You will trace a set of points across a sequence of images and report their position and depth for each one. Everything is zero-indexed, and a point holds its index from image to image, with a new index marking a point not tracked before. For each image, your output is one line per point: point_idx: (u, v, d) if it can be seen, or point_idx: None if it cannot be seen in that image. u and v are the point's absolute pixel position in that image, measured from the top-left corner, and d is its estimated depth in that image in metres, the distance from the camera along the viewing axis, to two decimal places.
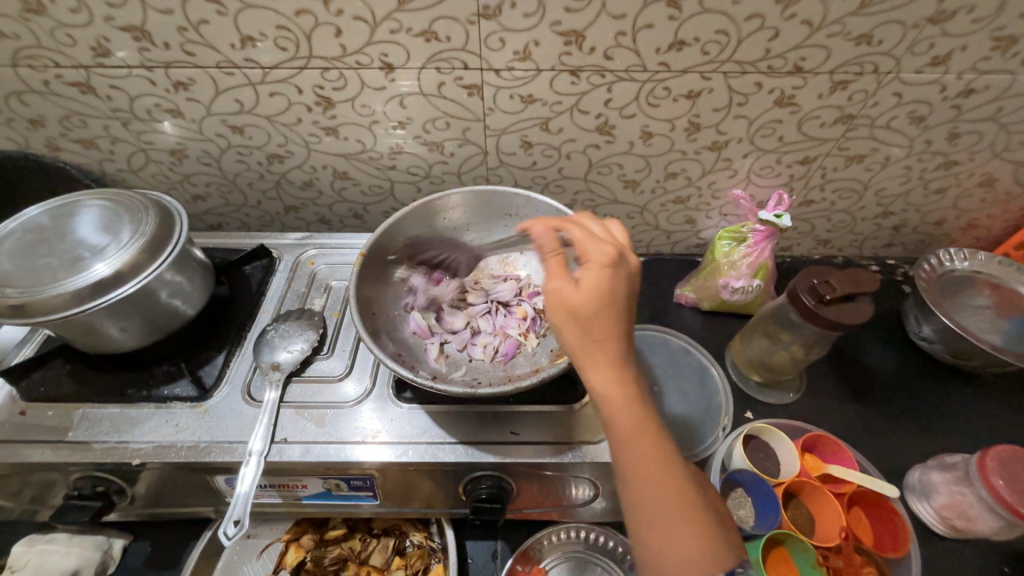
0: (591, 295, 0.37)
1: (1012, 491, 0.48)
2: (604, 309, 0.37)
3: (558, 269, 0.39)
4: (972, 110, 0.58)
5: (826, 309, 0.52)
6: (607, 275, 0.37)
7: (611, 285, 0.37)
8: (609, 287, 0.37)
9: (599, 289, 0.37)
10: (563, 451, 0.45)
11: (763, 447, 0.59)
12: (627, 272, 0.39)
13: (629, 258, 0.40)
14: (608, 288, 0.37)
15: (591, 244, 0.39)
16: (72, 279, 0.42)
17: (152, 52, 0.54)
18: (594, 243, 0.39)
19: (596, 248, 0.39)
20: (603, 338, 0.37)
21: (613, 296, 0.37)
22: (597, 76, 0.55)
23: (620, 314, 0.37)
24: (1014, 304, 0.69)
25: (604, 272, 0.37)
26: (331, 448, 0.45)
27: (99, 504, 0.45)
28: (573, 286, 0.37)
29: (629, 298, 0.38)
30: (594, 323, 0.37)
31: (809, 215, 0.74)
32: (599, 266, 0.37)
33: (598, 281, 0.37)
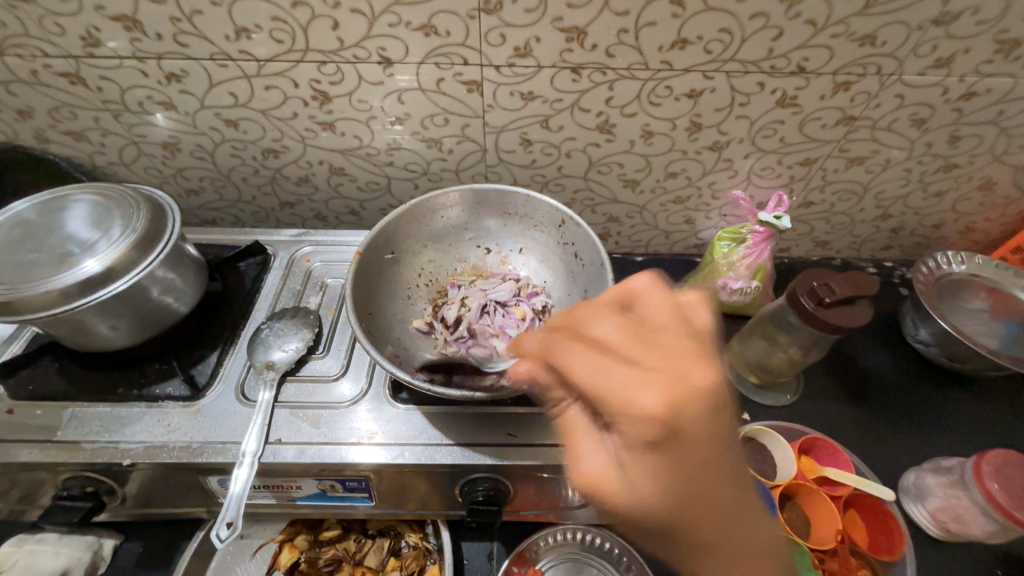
0: (652, 414, 0.32)
1: (1008, 496, 0.48)
2: (672, 425, 0.32)
3: (593, 411, 0.35)
4: (973, 113, 0.58)
5: (825, 312, 0.52)
6: (659, 431, 0.32)
7: (660, 435, 0.32)
8: (665, 438, 0.32)
9: (657, 406, 0.32)
10: (561, 454, 0.45)
11: (760, 449, 0.58)
12: (686, 397, 0.33)
13: (681, 371, 0.33)
14: (658, 440, 0.32)
15: (624, 388, 0.32)
16: (60, 276, 0.41)
17: (144, 43, 0.53)
18: (631, 388, 0.32)
19: (637, 398, 0.32)
20: (675, 477, 0.33)
21: (678, 442, 0.32)
22: (599, 73, 0.55)
23: (691, 450, 0.33)
24: (1010, 308, 0.69)
25: (654, 425, 0.32)
26: (326, 449, 0.44)
27: (90, 504, 0.44)
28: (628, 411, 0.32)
29: (695, 400, 0.33)
30: (662, 473, 0.33)
31: (808, 216, 0.74)
32: (649, 423, 0.32)
33: (644, 436, 0.32)
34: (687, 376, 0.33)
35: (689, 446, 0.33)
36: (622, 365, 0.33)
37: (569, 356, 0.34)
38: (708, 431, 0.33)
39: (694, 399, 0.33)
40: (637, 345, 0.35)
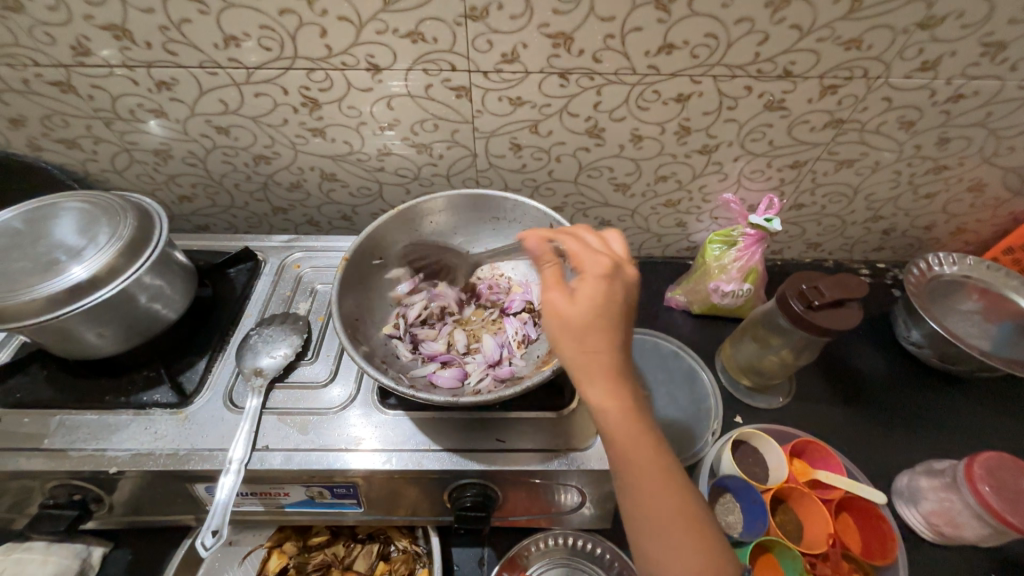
0: (586, 303, 0.36)
1: (999, 499, 0.47)
2: (601, 311, 0.35)
3: (554, 279, 0.38)
4: (961, 116, 0.58)
5: (815, 315, 0.52)
6: (601, 283, 0.36)
7: (601, 293, 0.36)
8: (601, 291, 0.36)
9: (594, 297, 0.36)
10: (549, 458, 0.45)
11: (752, 453, 0.58)
12: (619, 283, 0.37)
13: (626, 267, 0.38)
14: (600, 295, 0.36)
15: (584, 254, 0.38)
16: (44, 285, 0.41)
17: (134, 51, 0.53)
18: (593, 260, 0.38)
19: (590, 259, 0.38)
20: (597, 338, 0.35)
21: (609, 306, 0.36)
22: (586, 79, 0.55)
23: (616, 320, 0.35)
24: (1002, 309, 0.69)
25: (595, 280, 0.36)
26: (314, 455, 0.44)
27: (75, 513, 0.44)
28: (567, 296, 0.37)
29: (629, 306, 0.37)
30: (585, 328, 0.35)
31: (800, 219, 0.74)
32: (594, 275, 0.37)
33: (593, 291, 0.36)
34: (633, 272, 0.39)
35: (616, 312, 0.36)
36: (591, 250, 0.39)
37: (564, 239, 0.40)
38: (625, 313, 0.36)
39: (630, 285, 0.37)
40: (605, 249, 0.41)
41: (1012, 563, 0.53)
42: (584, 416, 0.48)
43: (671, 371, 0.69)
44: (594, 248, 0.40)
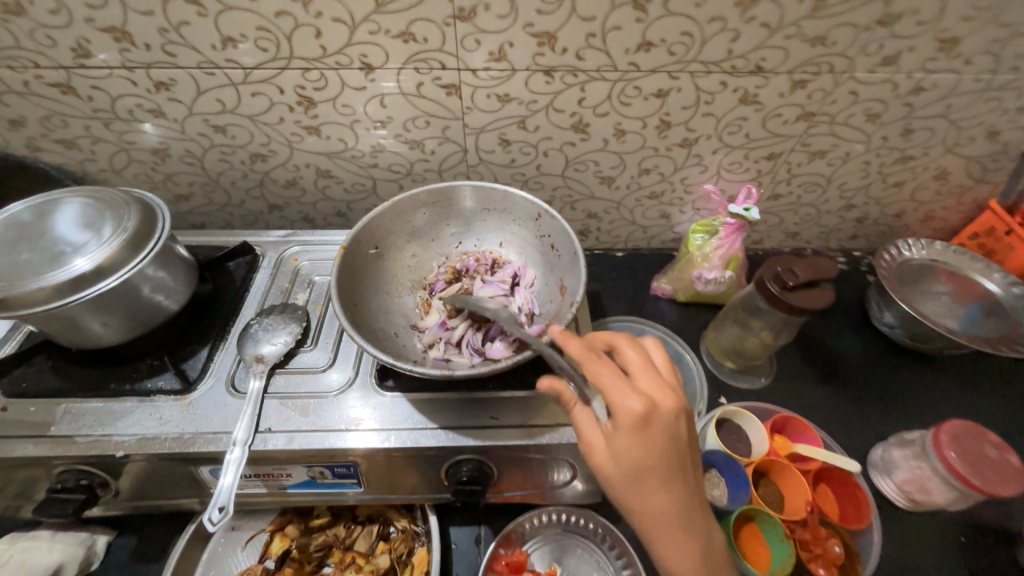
0: (622, 458, 0.35)
1: (963, 463, 0.50)
2: (640, 468, 0.34)
3: (588, 422, 0.38)
4: (923, 107, 0.62)
5: (789, 295, 0.55)
6: (636, 441, 0.34)
7: (642, 451, 0.34)
8: (639, 451, 0.34)
9: (629, 453, 0.35)
10: (540, 434, 0.47)
11: (736, 429, 0.61)
12: (661, 435, 0.34)
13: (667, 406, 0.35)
14: (639, 455, 0.34)
15: (618, 399, 0.35)
16: (48, 276, 0.43)
17: (133, 53, 0.55)
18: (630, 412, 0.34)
19: (621, 406, 0.35)
20: (644, 497, 0.35)
21: (649, 462, 0.34)
22: (570, 75, 0.58)
23: (662, 478, 0.35)
24: (969, 291, 0.72)
25: (630, 440, 0.34)
26: (315, 435, 0.46)
27: (82, 497, 0.45)
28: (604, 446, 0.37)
29: (675, 451, 0.35)
30: (628, 487, 0.35)
31: (777, 208, 0.77)
32: (632, 432, 0.34)
33: (626, 445, 0.35)
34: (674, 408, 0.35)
35: (661, 468, 0.34)
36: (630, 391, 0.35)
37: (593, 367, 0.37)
38: (674, 460, 0.35)
39: (667, 433, 0.35)
40: (644, 373, 0.37)
41: (979, 527, 0.57)
42: None
43: None
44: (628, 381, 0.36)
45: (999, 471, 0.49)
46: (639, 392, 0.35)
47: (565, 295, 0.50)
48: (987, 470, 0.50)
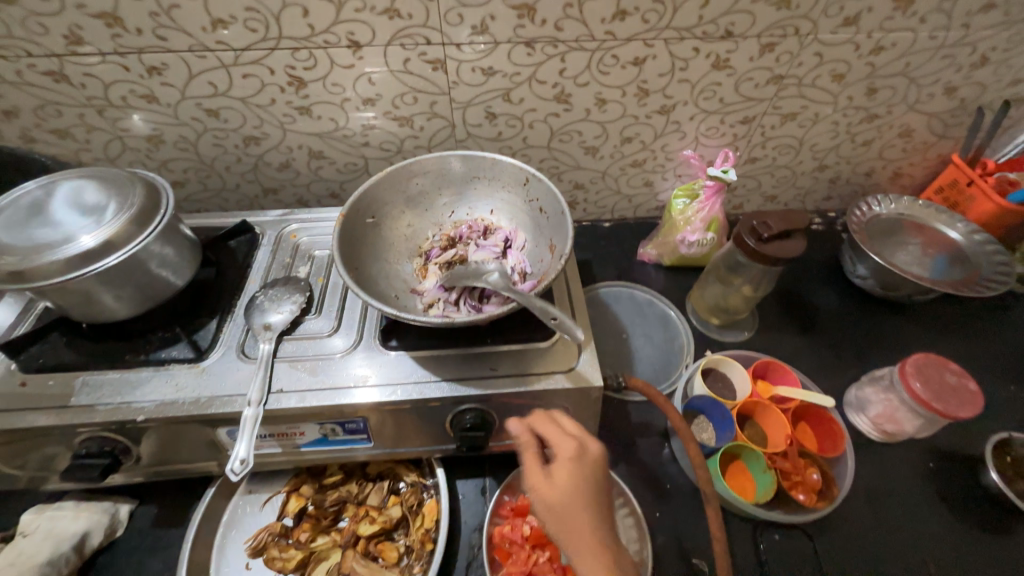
0: (563, 484, 0.41)
1: (927, 390, 0.54)
2: (577, 492, 0.40)
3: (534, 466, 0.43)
4: (884, 67, 0.66)
5: (765, 247, 0.58)
6: (574, 469, 0.41)
7: (577, 479, 0.41)
8: (575, 480, 0.41)
9: (570, 480, 0.41)
10: (537, 381, 0.50)
11: (721, 378, 0.65)
12: (598, 467, 0.43)
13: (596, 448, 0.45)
14: (576, 481, 0.41)
15: (560, 440, 0.44)
16: (57, 251, 0.45)
17: (125, 38, 0.56)
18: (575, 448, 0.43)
19: (563, 441, 0.43)
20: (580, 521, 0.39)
21: (584, 486, 0.41)
22: (550, 47, 0.60)
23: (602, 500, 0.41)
24: (935, 241, 0.77)
25: (573, 471, 0.41)
26: (325, 393, 0.49)
27: (106, 461, 0.48)
28: (547, 482, 0.41)
29: (604, 490, 0.42)
30: (569, 514, 0.39)
31: (754, 172, 0.81)
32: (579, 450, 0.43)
33: (568, 474, 0.41)
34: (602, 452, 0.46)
35: (592, 492, 0.41)
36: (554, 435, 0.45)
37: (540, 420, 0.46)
38: (600, 491, 0.41)
39: (600, 469, 0.43)
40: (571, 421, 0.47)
41: (946, 454, 0.61)
42: (566, 343, 0.53)
43: (647, 316, 0.76)
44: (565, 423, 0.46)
45: (957, 396, 0.54)
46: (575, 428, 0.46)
47: (555, 253, 0.53)
48: (948, 394, 0.54)
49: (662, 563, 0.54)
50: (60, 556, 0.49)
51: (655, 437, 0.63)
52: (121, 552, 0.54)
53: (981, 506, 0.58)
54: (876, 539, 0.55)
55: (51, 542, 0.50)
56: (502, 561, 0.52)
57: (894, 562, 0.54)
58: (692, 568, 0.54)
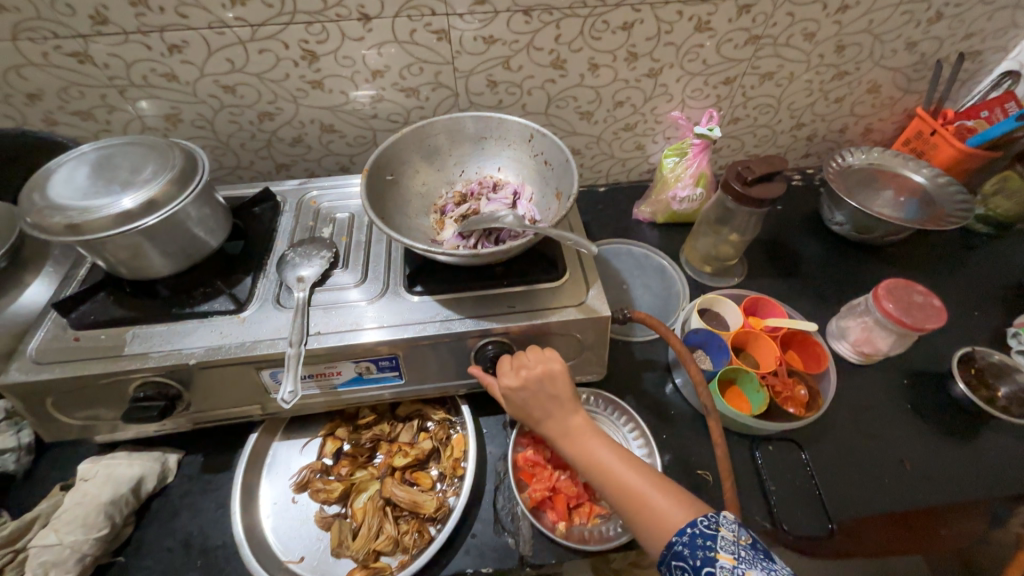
0: (512, 410, 0.53)
1: (897, 308, 0.61)
2: (521, 412, 0.52)
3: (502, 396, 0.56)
4: (850, 25, 0.72)
5: (750, 189, 0.64)
6: (509, 400, 0.52)
7: (514, 405, 0.52)
8: (514, 405, 0.52)
9: (512, 407, 0.53)
10: (552, 314, 0.55)
11: (715, 316, 0.71)
12: (523, 386, 0.51)
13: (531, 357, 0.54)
14: (514, 406, 0.52)
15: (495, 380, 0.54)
16: (106, 205, 0.48)
17: (148, 17, 0.60)
18: (507, 371, 0.52)
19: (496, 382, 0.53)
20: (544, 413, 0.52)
21: (521, 407, 0.52)
22: (546, 14, 0.65)
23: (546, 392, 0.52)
24: (904, 187, 0.84)
25: (509, 400, 0.52)
26: (358, 332, 0.54)
27: (163, 403, 0.52)
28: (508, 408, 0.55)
29: (538, 396, 0.51)
30: (530, 413, 0.52)
31: (737, 132, 0.87)
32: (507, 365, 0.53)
33: (509, 405, 0.53)
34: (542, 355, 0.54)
35: (529, 409, 0.52)
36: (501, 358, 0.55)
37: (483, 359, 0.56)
38: (536, 399, 0.51)
39: (529, 383, 0.51)
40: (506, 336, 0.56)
41: (918, 371, 0.68)
42: (576, 282, 0.59)
43: (645, 268, 0.82)
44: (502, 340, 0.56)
45: (924, 311, 0.61)
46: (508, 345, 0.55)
47: (562, 198, 0.58)
48: (914, 310, 0.61)
49: (671, 476, 0.59)
50: (120, 497, 0.53)
51: (658, 371, 0.69)
52: (174, 495, 0.58)
53: (950, 412, 0.65)
54: (857, 443, 0.62)
55: (111, 485, 0.54)
56: (527, 481, 0.57)
57: (876, 463, 0.60)
58: (698, 479, 0.59)
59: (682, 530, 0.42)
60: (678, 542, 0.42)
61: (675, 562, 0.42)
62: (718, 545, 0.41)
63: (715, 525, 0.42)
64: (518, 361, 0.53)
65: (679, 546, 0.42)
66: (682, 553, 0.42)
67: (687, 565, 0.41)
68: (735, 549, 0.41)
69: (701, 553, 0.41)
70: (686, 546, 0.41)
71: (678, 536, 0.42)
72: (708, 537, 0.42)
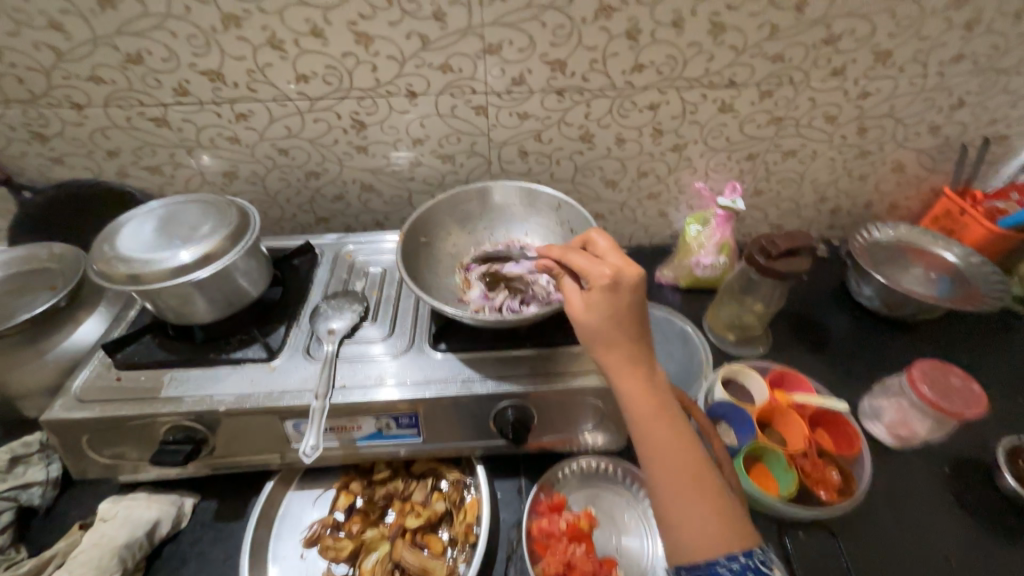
0: (596, 311, 0.48)
1: (935, 391, 0.59)
2: (606, 317, 0.48)
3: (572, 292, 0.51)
4: (871, 109, 0.75)
5: (774, 263, 0.65)
6: (604, 295, 0.48)
7: (607, 305, 0.48)
8: (604, 305, 0.48)
9: (601, 307, 0.48)
10: (567, 380, 0.56)
11: (739, 387, 0.69)
12: (624, 288, 0.48)
13: (624, 294, 0.48)
14: (605, 307, 0.48)
15: (593, 269, 0.49)
16: (168, 258, 0.52)
17: (223, 90, 0.67)
18: (605, 272, 0.48)
19: (597, 272, 0.48)
20: (614, 358, 0.48)
21: (613, 311, 0.48)
22: (577, 94, 0.71)
23: (616, 335, 0.48)
24: (935, 264, 0.82)
25: (603, 292, 0.48)
26: (381, 388, 0.55)
27: (189, 447, 0.53)
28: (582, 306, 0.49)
29: (632, 309, 0.48)
30: (613, 330, 0.48)
31: (761, 203, 0.88)
32: (594, 291, 0.48)
33: (599, 300, 0.48)
34: (635, 296, 0.48)
35: (620, 318, 0.48)
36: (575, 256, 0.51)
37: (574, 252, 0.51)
38: (629, 312, 0.48)
39: (634, 289, 0.48)
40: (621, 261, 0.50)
41: (962, 461, 0.64)
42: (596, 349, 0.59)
43: (667, 332, 0.81)
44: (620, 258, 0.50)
45: (962, 396, 0.59)
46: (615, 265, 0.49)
47: None
48: (954, 395, 0.59)
49: None
50: (135, 541, 0.53)
51: None
52: (184, 542, 0.58)
53: (1002, 511, 0.60)
54: (898, 537, 0.57)
55: (128, 527, 0.54)
56: (540, 554, 0.55)
57: (921, 563, 0.56)
58: None
59: (733, 557, 0.41)
60: (722, 564, 0.41)
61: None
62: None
63: (769, 564, 0.41)
64: (629, 265, 0.49)
65: (722, 569, 0.41)
66: (722, 574, 0.40)
67: None
68: None
69: None
70: (730, 573, 0.40)
71: (725, 559, 0.41)
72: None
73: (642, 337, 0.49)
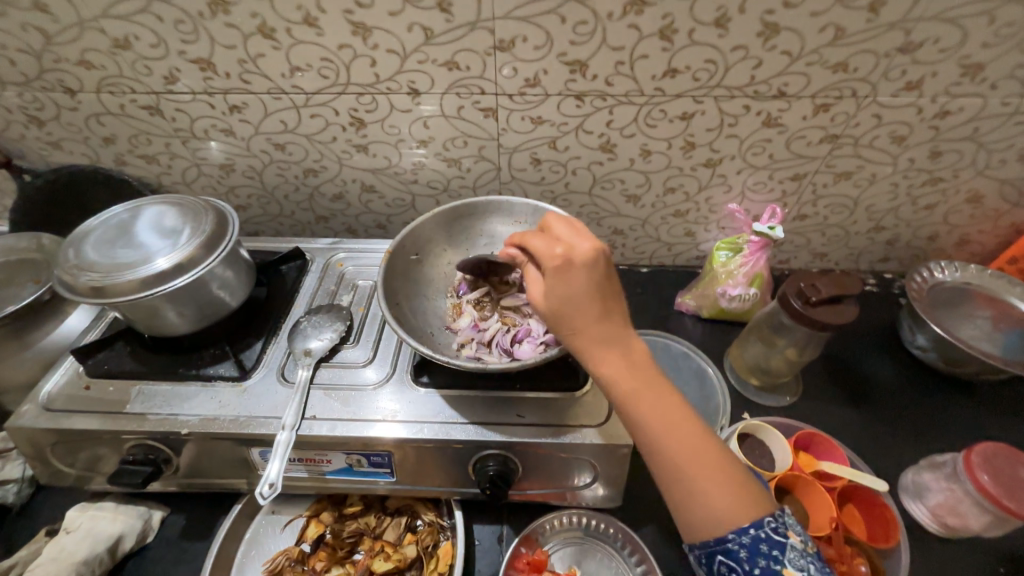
0: (555, 294, 0.42)
1: (997, 485, 0.50)
2: (565, 298, 0.42)
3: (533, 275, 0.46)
4: (950, 131, 0.63)
5: (813, 310, 0.56)
6: (559, 277, 0.43)
7: (564, 286, 0.42)
8: (562, 286, 0.42)
9: (559, 289, 0.42)
10: (558, 434, 0.49)
11: (759, 445, 0.61)
12: (581, 264, 0.43)
13: (579, 272, 0.42)
14: (564, 289, 0.42)
15: (545, 249, 0.44)
16: (138, 269, 0.48)
17: (215, 80, 0.63)
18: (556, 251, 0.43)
19: (548, 253, 0.44)
20: (586, 339, 0.43)
21: (574, 291, 0.42)
22: (599, 100, 0.62)
23: (584, 313, 0.42)
24: (1008, 315, 0.71)
25: (557, 274, 0.43)
26: (353, 424, 0.50)
27: (149, 470, 0.50)
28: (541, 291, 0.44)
29: (594, 285, 0.43)
30: (577, 311, 0.42)
31: (803, 229, 0.78)
32: (549, 274, 0.43)
33: (555, 284, 0.43)
34: (591, 272, 0.43)
35: (583, 296, 0.42)
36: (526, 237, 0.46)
37: (527, 234, 0.46)
38: (592, 289, 0.42)
39: (589, 263, 0.43)
40: (573, 236, 0.46)
41: (1018, 557, 0.55)
42: (596, 398, 0.52)
43: (682, 369, 0.73)
44: (576, 235, 0.46)
45: None
46: (567, 243, 0.44)
47: None
48: (1020, 492, 0.49)
49: None
50: (95, 556, 0.51)
51: None
52: (149, 558, 0.56)
53: None
54: None
55: (89, 541, 0.52)
56: None
57: None
58: None
59: (745, 531, 0.38)
60: (734, 541, 0.38)
61: (722, 558, 0.39)
62: (784, 558, 0.37)
63: (783, 530, 0.39)
64: (582, 241, 0.44)
65: (735, 546, 0.38)
66: (735, 552, 0.38)
67: (739, 565, 0.38)
68: (802, 563, 0.37)
69: (763, 560, 0.37)
70: (743, 549, 0.38)
71: (737, 535, 0.38)
72: (774, 547, 0.38)
73: (611, 310, 0.43)
